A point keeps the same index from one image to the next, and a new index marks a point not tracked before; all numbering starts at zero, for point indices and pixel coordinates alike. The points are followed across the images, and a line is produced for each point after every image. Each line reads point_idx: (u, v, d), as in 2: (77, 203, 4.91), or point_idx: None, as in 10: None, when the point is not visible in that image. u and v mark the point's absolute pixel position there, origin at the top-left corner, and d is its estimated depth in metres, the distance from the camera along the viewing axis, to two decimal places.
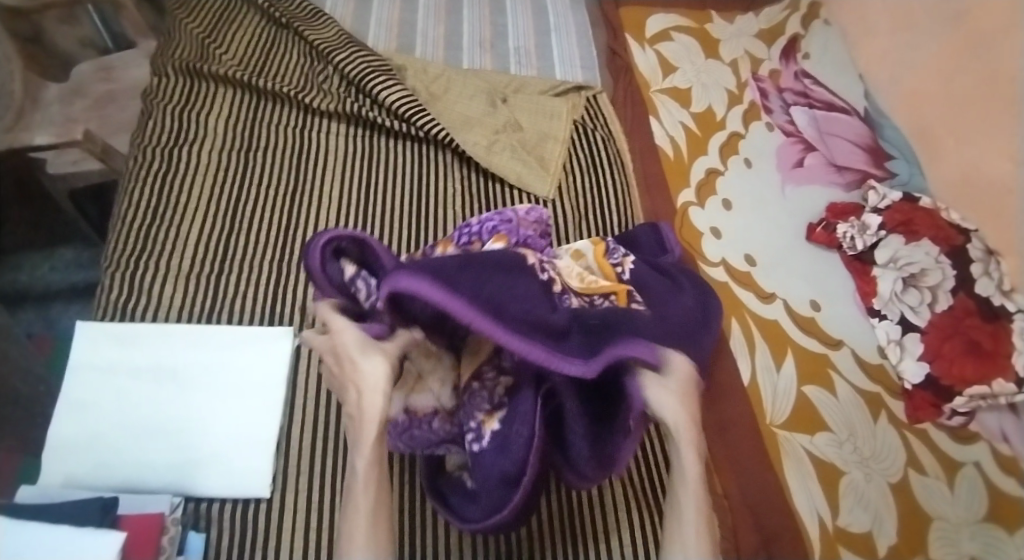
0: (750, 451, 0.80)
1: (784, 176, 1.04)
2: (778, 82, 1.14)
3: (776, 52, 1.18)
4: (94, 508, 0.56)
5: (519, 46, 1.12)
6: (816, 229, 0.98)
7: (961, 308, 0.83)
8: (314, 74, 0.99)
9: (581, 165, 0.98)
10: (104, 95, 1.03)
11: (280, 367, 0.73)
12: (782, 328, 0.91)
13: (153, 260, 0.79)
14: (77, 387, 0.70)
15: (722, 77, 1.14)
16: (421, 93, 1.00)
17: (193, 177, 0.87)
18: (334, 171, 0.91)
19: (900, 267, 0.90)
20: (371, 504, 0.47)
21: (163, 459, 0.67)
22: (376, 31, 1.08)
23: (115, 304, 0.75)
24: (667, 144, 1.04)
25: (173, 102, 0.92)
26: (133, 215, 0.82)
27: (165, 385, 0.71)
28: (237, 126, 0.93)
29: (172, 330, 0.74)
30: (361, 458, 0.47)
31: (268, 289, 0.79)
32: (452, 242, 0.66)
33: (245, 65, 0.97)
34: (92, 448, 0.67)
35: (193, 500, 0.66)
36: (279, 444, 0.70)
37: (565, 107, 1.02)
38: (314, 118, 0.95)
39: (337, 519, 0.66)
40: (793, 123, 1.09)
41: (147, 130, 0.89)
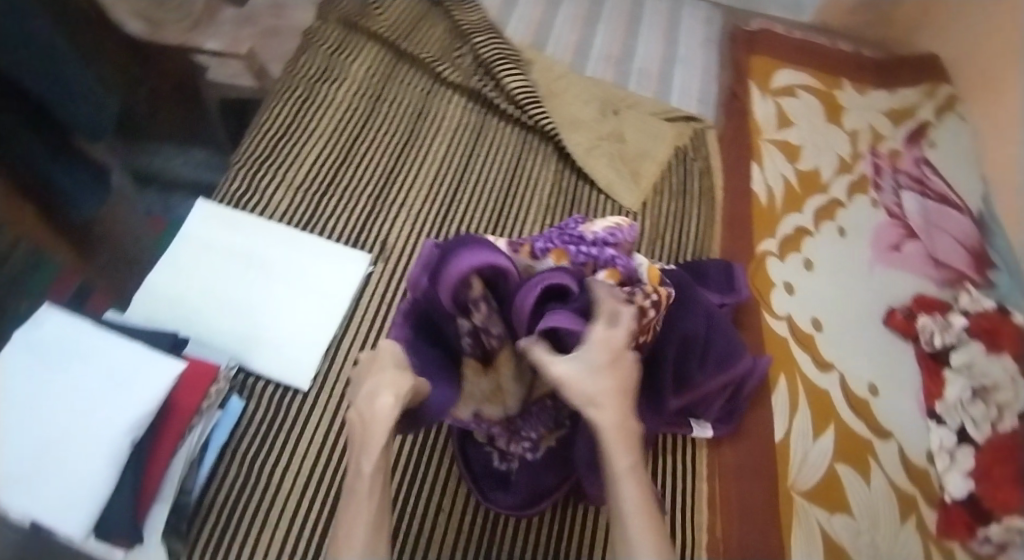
0: (761, 503, 0.81)
1: (874, 256, 0.97)
2: (896, 162, 1.06)
3: (902, 132, 1.10)
4: (166, 340, 0.64)
5: (643, 68, 1.16)
6: (896, 315, 0.90)
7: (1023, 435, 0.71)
8: (451, 49, 1.07)
9: (671, 189, 1.01)
10: (270, 27, 1.18)
11: (350, 285, 0.81)
12: (830, 400, 0.87)
13: (272, 169, 0.89)
14: (181, 251, 0.81)
15: (838, 144, 1.12)
16: (540, 88, 1.06)
17: (325, 109, 0.97)
18: (444, 135, 0.98)
19: (973, 376, 0.79)
20: (374, 507, 0.45)
21: (230, 330, 0.76)
22: (516, 25, 1.16)
23: (233, 194, 0.86)
24: (763, 191, 1.03)
25: (328, 44, 1.04)
26: (268, 127, 0.93)
27: (251, 271, 0.80)
28: (374, 77, 1.03)
29: (271, 228, 0.83)
30: (366, 460, 0.46)
31: (358, 219, 0.87)
32: (567, 253, 0.62)
33: (395, 27, 1.07)
34: (178, 304, 0.77)
35: (243, 371, 0.74)
36: (327, 350, 0.77)
37: (671, 132, 1.05)
38: (440, 86, 1.03)
39: None
40: (901, 207, 1.00)
41: (300, 63, 1.01)
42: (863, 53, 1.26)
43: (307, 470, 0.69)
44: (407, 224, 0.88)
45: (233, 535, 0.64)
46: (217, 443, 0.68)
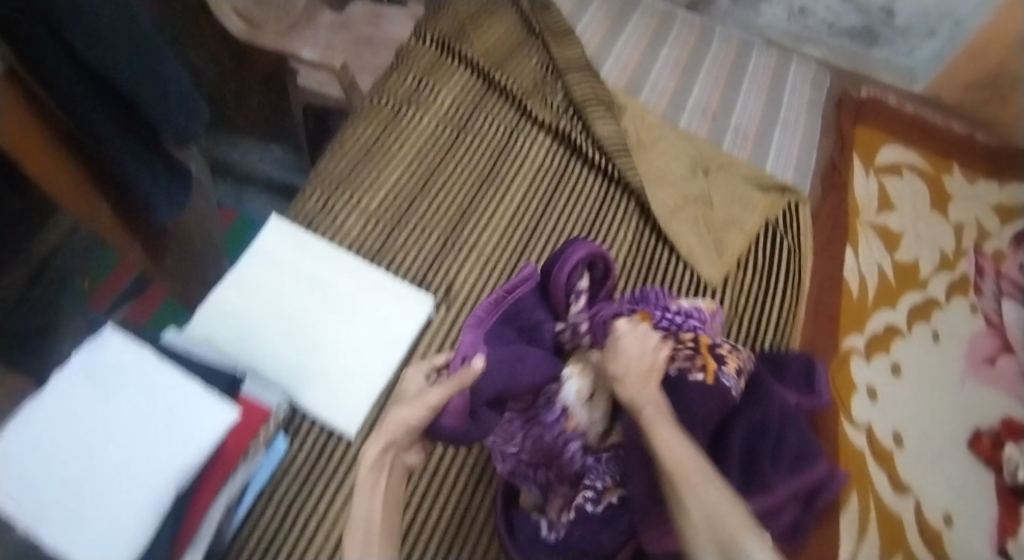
0: None
1: (967, 367, 0.93)
2: (999, 265, 1.03)
3: (1009, 234, 1.07)
4: (223, 379, 0.62)
5: (740, 127, 1.09)
6: (982, 439, 0.86)
7: None
8: (544, 84, 1.03)
9: (756, 265, 0.93)
10: (364, 37, 1.16)
11: (407, 330, 0.78)
12: (902, 525, 0.79)
13: (348, 191, 0.87)
14: (248, 269, 0.79)
15: (941, 237, 1.05)
16: (630, 137, 1.01)
17: (408, 134, 0.95)
18: (525, 176, 0.94)
19: None
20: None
21: (285, 360, 0.74)
22: (613, 65, 1.11)
23: (308, 214, 0.85)
24: (856, 281, 0.96)
25: (420, 65, 1.01)
26: (350, 146, 0.91)
27: (316, 300, 0.78)
28: (461, 105, 0.99)
29: (339, 256, 0.81)
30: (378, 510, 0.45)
31: (427, 257, 0.84)
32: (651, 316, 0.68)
33: (490, 56, 1.04)
34: (238, 325, 0.75)
35: (293, 408, 0.72)
36: (378, 396, 0.74)
37: (763, 202, 0.98)
38: (528, 122, 0.99)
39: None
40: (1001, 315, 0.97)
41: (390, 81, 0.99)
42: (977, 139, 1.18)
43: None
44: (476, 269, 0.85)
45: None
46: (256, 484, 0.66)
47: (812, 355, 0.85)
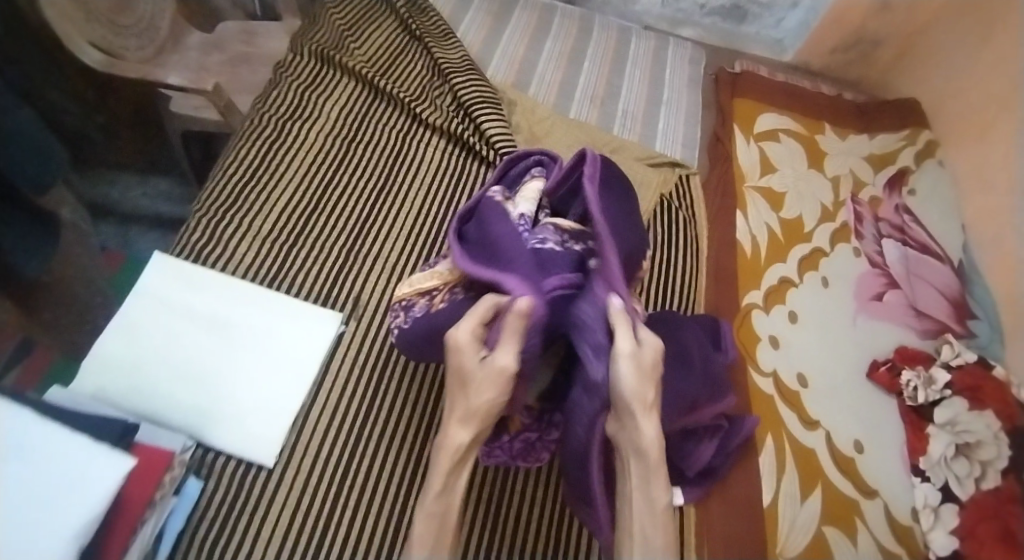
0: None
1: (858, 305, 1.01)
2: (876, 210, 1.12)
3: (881, 180, 1.16)
4: (115, 429, 0.59)
5: (627, 110, 1.13)
6: (880, 368, 0.95)
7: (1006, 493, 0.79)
8: (430, 87, 1.03)
9: (657, 239, 0.98)
10: (239, 55, 1.13)
11: (318, 346, 0.76)
12: (817, 459, 0.88)
13: (238, 217, 0.84)
14: (134, 312, 0.74)
15: (820, 191, 1.13)
16: (524, 131, 1.03)
17: (296, 151, 0.92)
18: (422, 180, 0.94)
19: (956, 432, 0.87)
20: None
21: (187, 400, 0.70)
22: (499, 62, 1.13)
23: (194, 247, 0.80)
24: (748, 241, 1.02)
25: (300, 80, 0.99)
26: (235, 171, 0.88)
27: (214, 333, 0.75)
28: (349, 116, 0.98)
29: (234, 286, 0.78)
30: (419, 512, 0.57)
31: (330, 273, 0.82)
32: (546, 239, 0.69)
33: (372, 64, 1.03)
34: (132, 372, 0.71)
35: (202, 448, 0.68)
36: (294, 420, 0.72)
37: (657, 178, 1.03)
38: (419, 126, 0.99)
39: (333, 506, 0.68)
40: (882, 255, 1.06)
41: (269, 99, 0.96)
42: (843, 98, 1.29)
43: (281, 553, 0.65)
44: (381, 281, 0.83)
45: None
46: (172, 533, 0.63)
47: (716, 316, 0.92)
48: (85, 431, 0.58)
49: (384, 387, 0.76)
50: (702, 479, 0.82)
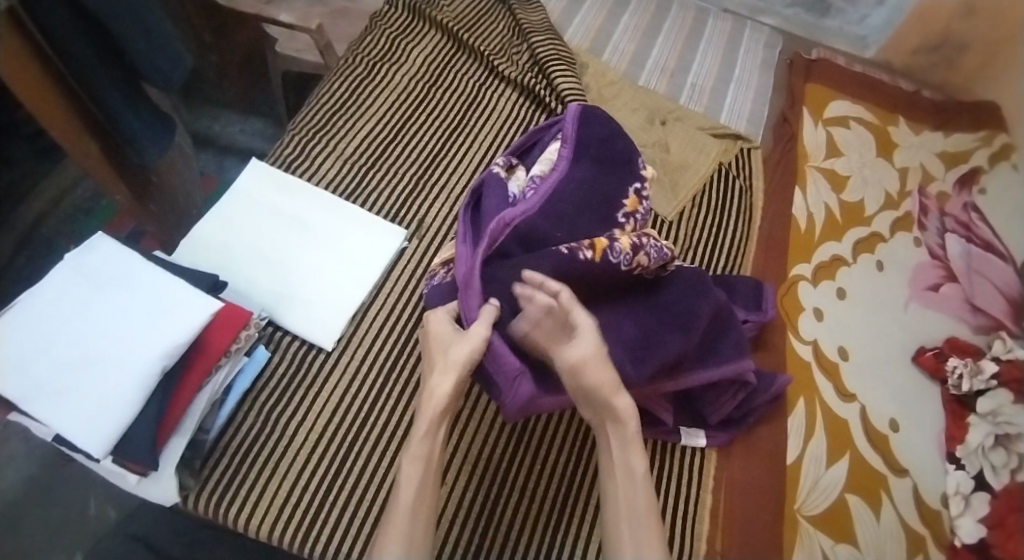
0: (766, 511, 0.81)
1: (912, 293, 0.94)
2: (944, 204, 0.95)
3: (957, 173, 0.96)
4: (206, 281, 0.69)
5: (696, 83, 1.17)
6: (925, 353, 0.88)
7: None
8: (510, 46, 1.10)
9: (710, 202, 1.01)
10: (340, 8, 1.25)
11: (385, 254, 0.84)
12: (849, 428, 0.88)
13: (326, 139, 0.93)
14: (231, 205, 0.85)
15: (885, 178, 1.07)
16: (592, 92, 1.08)
17: (382, 89, 1.01)
18: (493, 127, 1.01)
19: (997, 422, 0.78)
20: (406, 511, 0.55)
21: (267, 283, 0.79)
22: (576, 29, 1.19)
23: (286, 158, 0.90)
24: (804, 217, 1.07)
25: (394, 28, 1.08)
26: (327, 99, 0.97)
27: (295, 231, 0.84)
28: (434, 64, 1.06)
29: (317, 194, 0.87)
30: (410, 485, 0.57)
31: (400, 196, 0.90)
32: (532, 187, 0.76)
33: (459, 19, 1.11)
34: (222, 252, 0.81)
35: (273, 326, 0.77)
36: (354, 313, 0.80)
37: (716, 148, 1.06)
38: (495, 79, 1.06)
39: (380, 388, 0.75)
40: (945, 246, 0.92)
41: (365, 42, 1.06)
42: None
43: (324, 424, 0.72)
44: (444, 207, 0.91)
45: (244, 480, 0.68)
46: (241, 387, 0.71)
47: (761, 279, 0.97)
48: (182, 276, 0.68)
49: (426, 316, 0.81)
50: (724, 427, 0.85)
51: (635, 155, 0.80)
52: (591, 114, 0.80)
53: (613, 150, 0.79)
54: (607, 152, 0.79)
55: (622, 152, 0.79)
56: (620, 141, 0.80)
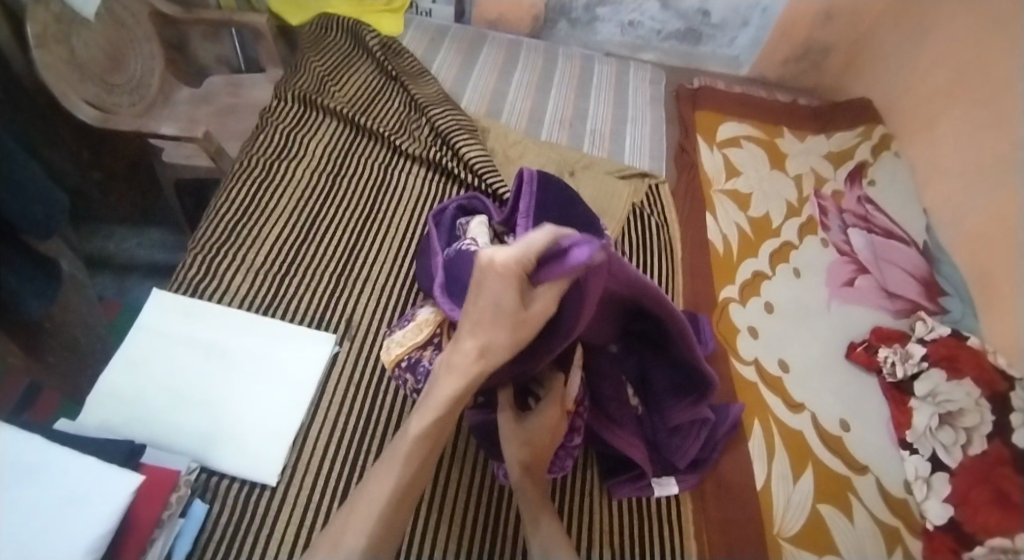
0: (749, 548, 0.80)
1: (831, 292, 1.05)
2: (840, 203, 1.17)
3: (842, 175, 1.22)
4: (122, 450, 0.63)
5: (595, 129, 1.21)
6: (857, 348, 0.97)
7: (994, 455, 0.81)
8: (409, 122, 1.10)
9: (631, 244, 1.03)
10: (227, 106, 1.21)
11: (315, 366, 0.80)
12: (805, 439, 0.90)
13: (233, 251, 0.89)
14: (137, 347, 0.79)
15: (784, 189, 1.19)
16: (498, 154, 1.09)
17: (285, 188, 0.98)
18: (406, 207, 1.00)
19: (938, 403, 0.88)
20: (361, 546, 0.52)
21: (193, 427, 0.74)
22: (472, 95, 1.22)
23: (191, 282, 0.85)
24: (719, 240, 1.08)
25: (286, 123, 1.05)
26: (226, 209, 0.93)
27: (214, 360, 0.79)
28: (334, 153, 1.04)
29: (234, 313, 0.83)
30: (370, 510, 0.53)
31: (321, 298, 0.87)
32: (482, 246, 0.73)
33: (353, 104, 1.10)
34: (133, 403, 0.75)
35: (207, 471, 0.71)
36: (295, 439, 0.75)
37: (626, 189, 1.09)
38: (400, 158, 1.06)
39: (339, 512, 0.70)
40: (849, 243, 1.11)
41: (258, 141, 1.02)
42: (798, 104, 1.36)
43: None
44: (370, 301, 0.88)
45: None
46: (180, 555, 0.65)
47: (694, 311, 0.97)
48: (95, 453, 0.62)
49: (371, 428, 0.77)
50: (693, 469, 0.84)
51: (594, 218, 0.83)
52: (549, 179, 0.79)
53: (575, 214, 0.80)
54: (570, 213, 0.80)
55: (580, 216, 0.81)
56: (579, 206, 0.81)
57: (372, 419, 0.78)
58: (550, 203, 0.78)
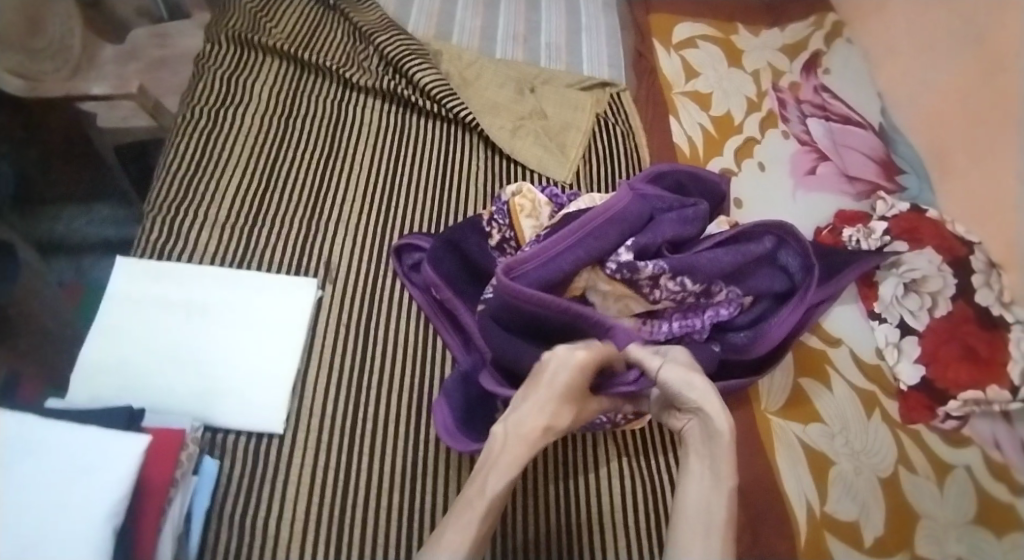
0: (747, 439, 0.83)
1: (796, 182, 1.07)
2: (797, 94, 1.18)
3: (798, 66, 1.22)
4: (122, 416, 0.63)
5: (550, 42, 1.20)
6: (822, 232, 1.00)
7: (959, 315, 0.85)
8: (355, 52, 1.05)
9: (598, 154, 1.02)
10: (158, 59, 1.12)
11: (301, 312, 0.80)
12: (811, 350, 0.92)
13: (193, 207, 0.85)
14: (113, 317, 0.76)
15: (743, 85, 1.18)
16: (454, 78, 1.05)
17: (234, 135, 0.94)
18: (366, 142, 0.97)
19: (901, 273, 0.92)
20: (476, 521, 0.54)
21: (188, 389, 0.73)
22: (418, 18, 1.16)
23: (156, 243, 0.82)
24: (685, 142, 1.08)
25: (224, 67, 0.99)
26: (177, 166, 0.88)
27: (195, 320, 0.78)
28: (280, 92, 0.99)
29: (203, 269, 0.81)
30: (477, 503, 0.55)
31: (295, 245, 0.86)
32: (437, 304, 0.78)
33: (291, 38, 1.04)
34: (123, 375, 0.73)
35: (210, 430, 0.71)
36: (294, 386, 0.76)
37: (589, 100, 1.07)
38: (352, 91, 1.02)
39: (354, 444, 0.72)
40: (808, 133, 1.12)
41: (197, 90, 0.96)
42: None
43: (309, 510, 0.68)
44: (344, 241, 0.88)
45: None
46: (201, 511, 0.65)
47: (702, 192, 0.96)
48: (92, 422, 0.61)
49: (365, 365, 0.78)
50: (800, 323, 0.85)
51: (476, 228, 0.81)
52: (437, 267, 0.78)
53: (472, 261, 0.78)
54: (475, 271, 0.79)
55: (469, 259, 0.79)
56: (471, 235, 0.80)
57: (367, 356, 0.79)
58: (446, 268, 0.77)
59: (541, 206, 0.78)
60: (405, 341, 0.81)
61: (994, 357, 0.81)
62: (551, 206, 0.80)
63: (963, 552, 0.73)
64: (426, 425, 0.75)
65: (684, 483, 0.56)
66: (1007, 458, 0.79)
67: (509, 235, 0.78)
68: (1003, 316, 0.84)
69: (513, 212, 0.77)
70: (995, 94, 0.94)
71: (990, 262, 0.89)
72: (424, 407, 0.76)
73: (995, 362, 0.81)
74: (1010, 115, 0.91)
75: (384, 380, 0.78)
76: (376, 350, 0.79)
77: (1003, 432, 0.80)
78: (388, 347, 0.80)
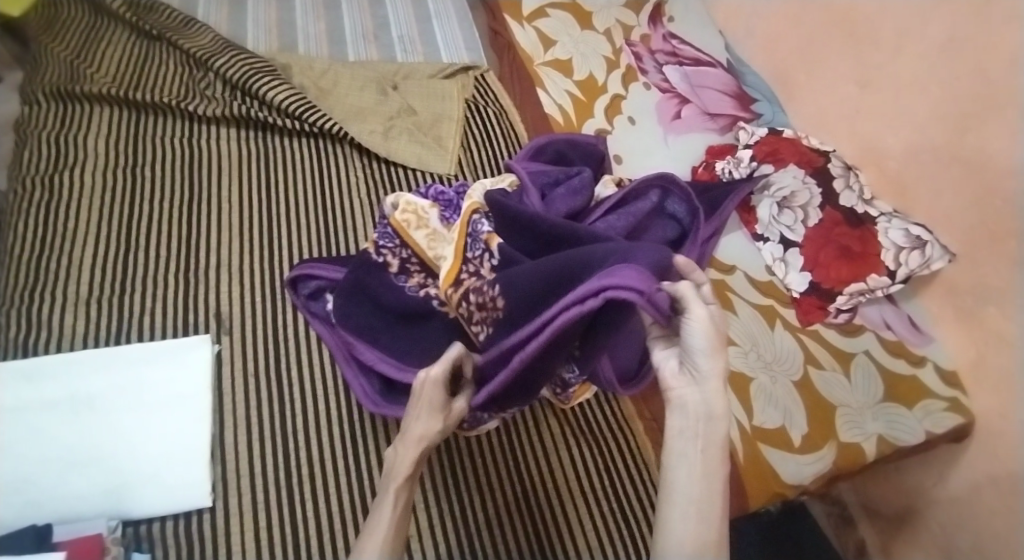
0: None
1: (665, 128, 1.12)
2: (648, 45, 1.22)
3: (644, 18, 1.26)
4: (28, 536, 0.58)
5: (403, 35, 1.16)
6: (698, 170, 1.05)
7: (829, 220, 0.93)
8: (195, 82, 0.97)
9: (476, 140, 1.02)
10: None
11: (202, 373, 0.74)
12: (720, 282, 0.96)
13: (51, 291, 0.76)
14: None
15: (598, 45, 1.20)
16: (310, 89, 1.00)
17: (78, 201, 0.84)
18: (230, 176, 0.91)
19: (773, 193, 0.99)
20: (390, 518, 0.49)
21: (94, 489, 0.66)
22: (255, 34, 1.09)
23: (17, 338, 0.72)
24: (555, 110, 1.09)
25: (48, 128, 0.88)
26: (18, 249, 0.78)
27: (83, 414, 0.70)
28: (121, 144, 0.90)
29: (78, 355, 0.72)
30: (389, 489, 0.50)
31: (178, 303, 0.79)
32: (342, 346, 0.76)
33: (119, 81, 0.95)
34: (10, 496, 0.64)
35: (131, 524, 0.65)
36: (214, 453, 0.70)
37: (455, 88, 1.06)
38: (201, 126, 0.95)
39: (295, 493, 0.69)
40: (667, 81, 1.17)
41: (22, 160, 0.85)
42: None
43: None
44: (233, 287, 0.82)
45: None
46: None
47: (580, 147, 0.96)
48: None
49: (287, 409, 0.75)
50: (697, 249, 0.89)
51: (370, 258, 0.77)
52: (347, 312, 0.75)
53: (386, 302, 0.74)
54: (388, 313, 0.74)
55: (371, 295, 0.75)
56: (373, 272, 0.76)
57: (288, 399, 0.75)
58: (354, 315, 0.75)
59: (429, 211, 0.75)
60: (323, 374, 0.78)
61: (867, 251, 0.88)
62: (439, 206, 0.77)
63: (881, 429, 0.82)
64: (365, 455, 0.73)
65: (668, 451, 0.44)
66: (899, 334, 0.88)
67: (406, 254, 0.74)
68: (867, 212, 0.91)
69: (398, 226, 0.73)
70: (825, 13, 1.04)
71: (847, 165, 0.97)
72: (360, 436, 0.74)
73: (869, 255, 0.88)
74: (845, 30, 1.00)
75: (316, 418, 0.75)
76: (295, 393, 0.76)
77: (890, 313, 0.90)
78: (306, 385, 0.77)
